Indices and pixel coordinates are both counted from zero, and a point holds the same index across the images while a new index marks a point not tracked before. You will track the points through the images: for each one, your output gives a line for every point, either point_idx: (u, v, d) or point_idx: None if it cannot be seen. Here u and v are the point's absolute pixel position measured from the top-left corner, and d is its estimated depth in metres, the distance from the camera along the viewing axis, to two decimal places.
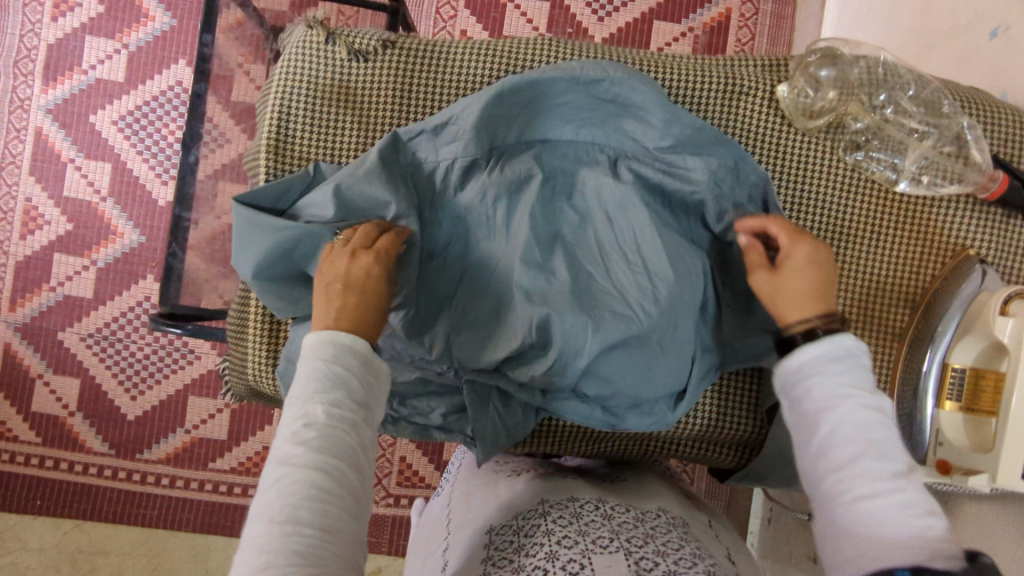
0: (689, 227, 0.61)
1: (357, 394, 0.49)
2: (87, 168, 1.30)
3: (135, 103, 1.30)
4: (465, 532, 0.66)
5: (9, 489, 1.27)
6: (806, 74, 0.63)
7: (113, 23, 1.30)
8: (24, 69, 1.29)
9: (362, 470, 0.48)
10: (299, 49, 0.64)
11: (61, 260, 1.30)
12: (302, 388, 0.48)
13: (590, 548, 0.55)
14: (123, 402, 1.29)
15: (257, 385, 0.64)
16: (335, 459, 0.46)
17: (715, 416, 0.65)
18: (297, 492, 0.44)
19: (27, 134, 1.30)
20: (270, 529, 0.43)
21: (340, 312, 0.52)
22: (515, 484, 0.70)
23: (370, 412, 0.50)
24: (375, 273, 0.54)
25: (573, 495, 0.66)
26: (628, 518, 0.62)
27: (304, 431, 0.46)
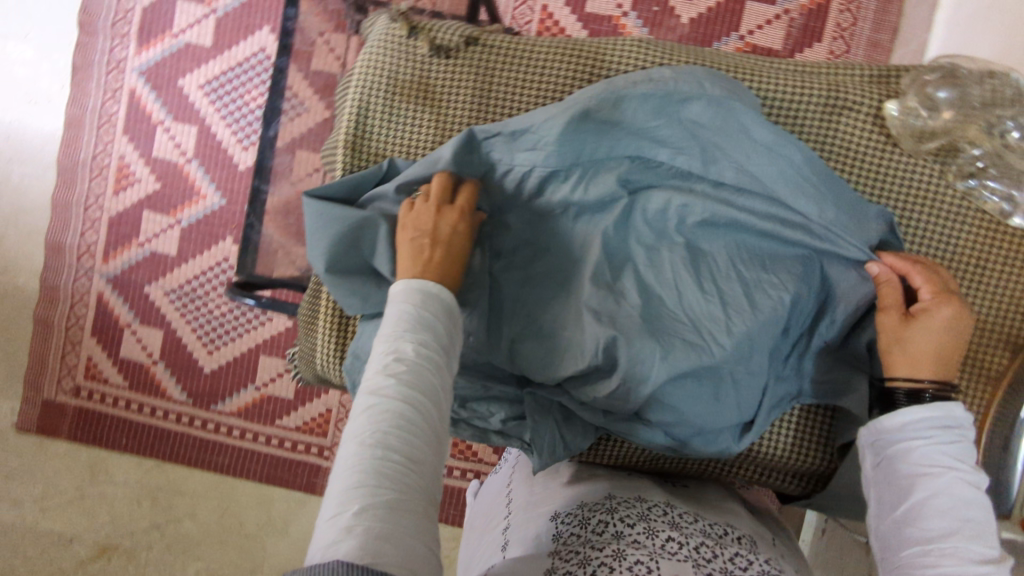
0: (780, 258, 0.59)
1: (446, 335, 0.49)
2: (175, 130, 1.35)
3: (221, 68, 1.33)
4: (527, 516, 0.67)
5: (100, 426, 1.38)
6: (921, 94, 0.58)
7: None
8: (120, 31, 1.34)
9: (446, 410, 0.48)
10: (380, 44, 0.63)
11: (149, 218, 1.37)
12: (394, 323, 0.48)
13: (659, 552, 0.54)
14: (201, 355, 1.37)
15: (324, 373, 0.66)
16: (426, 394, 0.46)
17: (780, 446, 0.64)
18: (388, 422, 0.44)
19: (122, 94, 1.35)
20: (360, 453, 0.43)
21: (426, 266, 0.53)
22: (578, 479, 0.70)
23: (455, 355, 0.50)
24: (461, 230, 0.55)
25: (642, 496, 0.66)
26: (696, 529, 0.60)
27: (394, 365, 0.46)
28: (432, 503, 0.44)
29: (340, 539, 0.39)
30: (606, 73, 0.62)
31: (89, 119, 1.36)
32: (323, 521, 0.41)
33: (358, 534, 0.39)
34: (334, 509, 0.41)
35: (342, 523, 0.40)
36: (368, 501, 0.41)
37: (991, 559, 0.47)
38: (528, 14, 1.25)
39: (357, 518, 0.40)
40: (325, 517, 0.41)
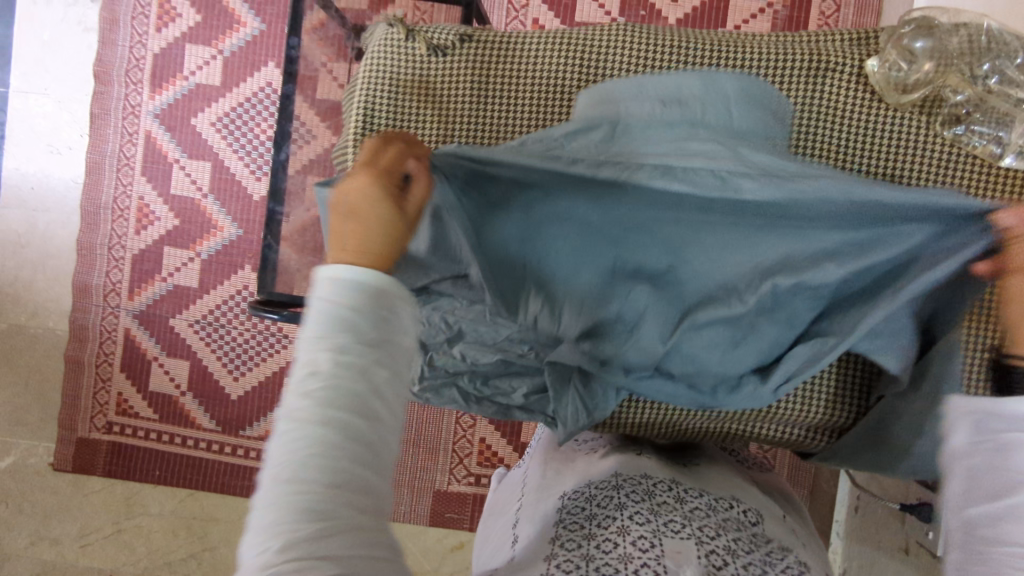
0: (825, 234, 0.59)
1: (383, 322, 0.45)
2: (191, 167, 1.41)
3: (231, 105, 1.39)
4: (539, 495, 0.72)
5: (133, 460, 1.41)
6: (899, 47, 0.61)
7: (209, 31, 1.39)
8: (134, 78, 1.41)
9: (390, 402, 0.45)
10: (382, 48, 0.67)
11: (170, 253, 1.42)
12: (318, 320, 0.44)
13: (662, 530, 0.57)
14: (227, 382, 1.40)
15: None
16: (356, 397, 0.43)
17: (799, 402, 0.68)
18: (305, 447, 0.41)
19: (138, 137, 1.41)
20: (279, 483, 0.41)
21: (349, 240, 0.47)
22: (590, 460, 0.74)
23: (397, 339, 0.46)
24: (370, 190, 0.48)
25: (648, 473, 0.68)
26: (700, 506, 0.63)
27: (310, 381, 0.43)
28: (377, 510, 0.43)
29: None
30: (594, 59, 0.66)
31: (109, 163, 1.42)
32: (249, 554, 0.40)
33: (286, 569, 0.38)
34: (261, 537, 0.40)
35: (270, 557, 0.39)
36: (296, 530, 0.39)
37: None
38: (520, 28, 1.29)
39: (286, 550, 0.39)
40: (251, 547, 0.40)
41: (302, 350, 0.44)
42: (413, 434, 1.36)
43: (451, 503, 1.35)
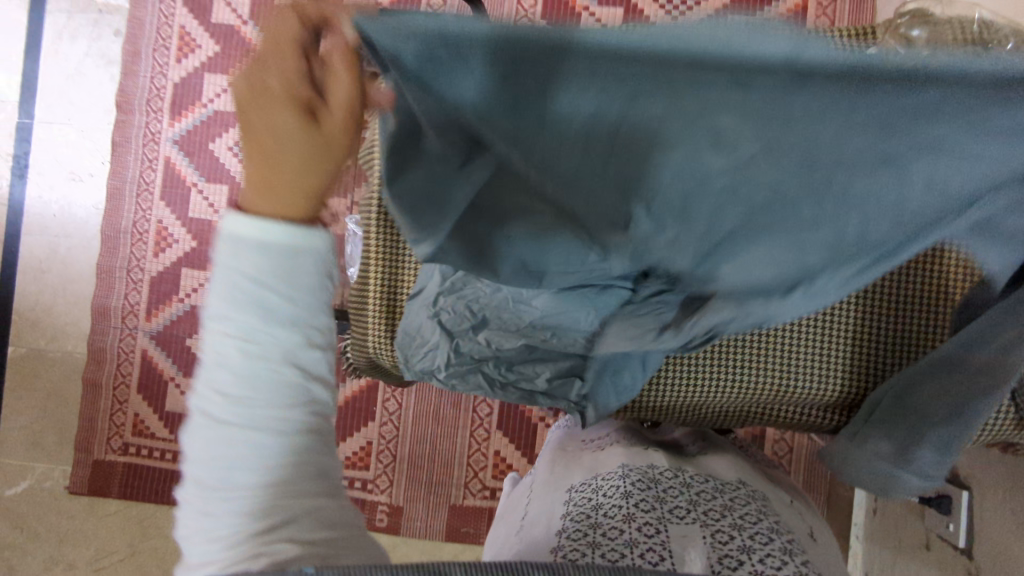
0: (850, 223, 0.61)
1: (307, 295, 0.43)
2: (208, 191, 1.45)
3: None
4: (547, 488, 0.73)
5: (149, 481, 1.41)
6: (897, 37, 0.65)
7: (228, 60, 1.44)
8: (155, 106, 1.46)
9: (321, 370, 0.45)
10: None
11: (187, 274, 1.44)
12: (227, 300, 0.41)
13: (667, 517, 0.59)
14: None
15: (377, 358, 0.73)
16: (283, 381, 0.43)
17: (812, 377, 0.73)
18: (225, 448, 0.42)
19: (158, 162, 1.46)
20: (204, 480, 0.42)
21: (262, 168, 0.41)
22: (598, 453, 0.76)
23: (322, 304, 0.44)
24: (284, 104, 0.40)
25: (654, 463, 0.71)
26: (707, 489, 0.65)
27: (220, 378, 0.42)
28: (321, 475, 0.46)
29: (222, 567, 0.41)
30: None
31: (129, 188, 1.46)
32: (185, 538, 0.43)
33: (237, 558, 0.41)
34: (203, 527, 0.42)
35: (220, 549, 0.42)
36: (239, 519, 0.42)
37: None
38: None
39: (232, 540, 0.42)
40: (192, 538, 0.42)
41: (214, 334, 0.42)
42: (427, 448, 1.37)
43: (467, 517, 1.35)
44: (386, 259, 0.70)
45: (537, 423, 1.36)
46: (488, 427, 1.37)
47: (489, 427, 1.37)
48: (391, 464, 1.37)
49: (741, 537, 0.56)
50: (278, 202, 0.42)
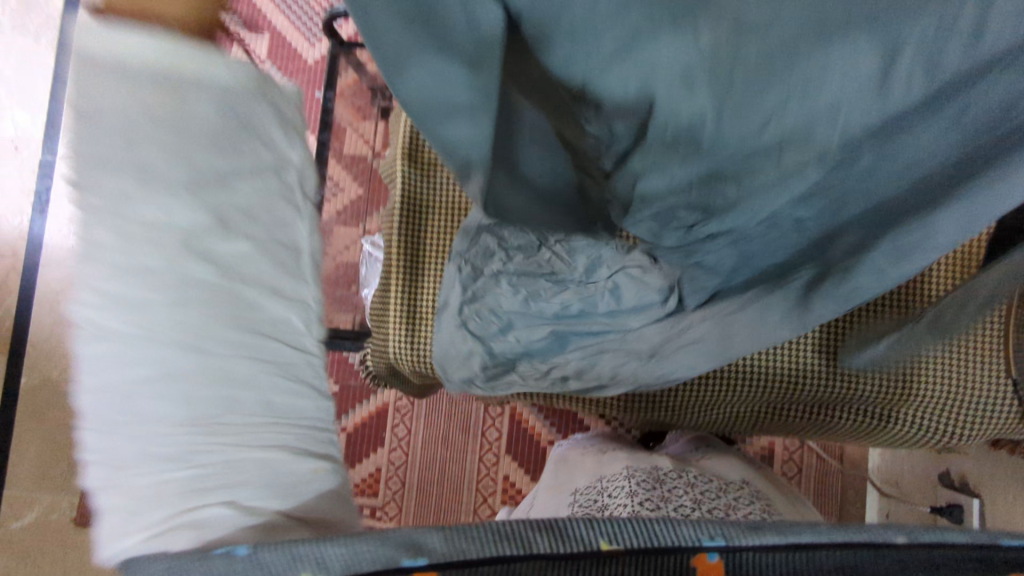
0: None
1: (229, 163, 0.35)
2: None
3: None
4: (554, 493, 0.76)
5: None
6: None
7: None
8: None
9: (259, 267, 0.37)
10: None
11: None
12: (96, 161, 0.32)
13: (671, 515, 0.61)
14: None
15: (397, 364, 0.75)
16: (207, 281, 0.35)
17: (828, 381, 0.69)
18: (121, 352, 0.34)
19: None
20: (96, 397, 0.34)
21: None
22: (602, 458, 0.78)
23: (261, 182, 0.37)
24: None
25: (657, 464, 0.73)
26: (710, 488, 0.68)
27: (97, 261, 0.33)
28: (275, 405, 0.39)
29: (158, 520, 0.37)
30: None
31: None
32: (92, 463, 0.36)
33: (178, 509, 0.37)
34: (116, 474, 0.36)
35: (147, 502, 0.36)
36: (169, 458, 0.36)
37: None
38: None
39: (165, 486, 0.37)
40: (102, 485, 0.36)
41: (86, 213, 0.33)
42: (436, 474, 1.36)
43: None
44: (407, 264, 0.75)
45: (546, 448, 1.37)
46: (497, 451, 1.38)
47: (497, 451, 1.38)
48: (400, 491, 1.36)
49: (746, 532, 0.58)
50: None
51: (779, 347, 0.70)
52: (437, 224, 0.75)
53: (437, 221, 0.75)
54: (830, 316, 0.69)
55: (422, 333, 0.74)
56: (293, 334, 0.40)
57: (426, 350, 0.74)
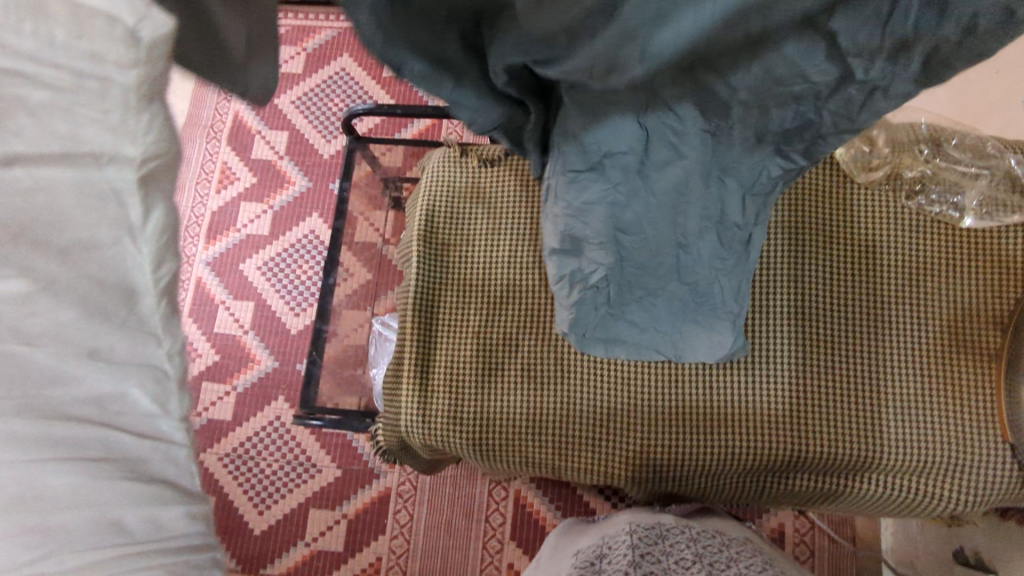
0: (837, 287, 0.73)
1: (13, 202, 0.28)
2: (235, 307, 1.52)
3: (277, 250, 1.55)
4: (560, 555, 0.77)
5: None
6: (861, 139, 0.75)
7: (263, 190, 1.59)
8: (191, 232, 1.58)
9: (64, 340, 0.31)
10: (441, 166, 0.84)
11: (206, 388, 1.48)
12: None
13: (670, 562, 0.63)
14: (251, 517, 1.38)
15: (407, 438, 0.76)
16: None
17: (824, 444, 0.69)
18: None
19: (189, 282, 1.55)
20: None
21: None
22: (608, 522, 0.81)
23: (40, 212, 0.29)
24: None
25: (659, 521, 0.75)
26: (712, 542, 0.69)
27: None
28: (123, 523, 0.36)
29: None
30: None
31: None
32: None
33: None
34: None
35: None
36: None
37: None
38: None
39: None
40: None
41: None
42: (439, 562, 1.32)
43: None
44: (419, 339, 0.76)
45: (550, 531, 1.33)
46: (502, 538, 1.34)
47: (502, 538, 1.34)
48: None
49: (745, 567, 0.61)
50: None
51: (774, 410, 0.71)
52: (449, 300, 0.78)
53: (449, 297, 0.78)
54: (823, 379, 0.71)
55: (434, 406, 0.74)
56: (137, 417, 0.35)
57: (436, 424, 0.74)
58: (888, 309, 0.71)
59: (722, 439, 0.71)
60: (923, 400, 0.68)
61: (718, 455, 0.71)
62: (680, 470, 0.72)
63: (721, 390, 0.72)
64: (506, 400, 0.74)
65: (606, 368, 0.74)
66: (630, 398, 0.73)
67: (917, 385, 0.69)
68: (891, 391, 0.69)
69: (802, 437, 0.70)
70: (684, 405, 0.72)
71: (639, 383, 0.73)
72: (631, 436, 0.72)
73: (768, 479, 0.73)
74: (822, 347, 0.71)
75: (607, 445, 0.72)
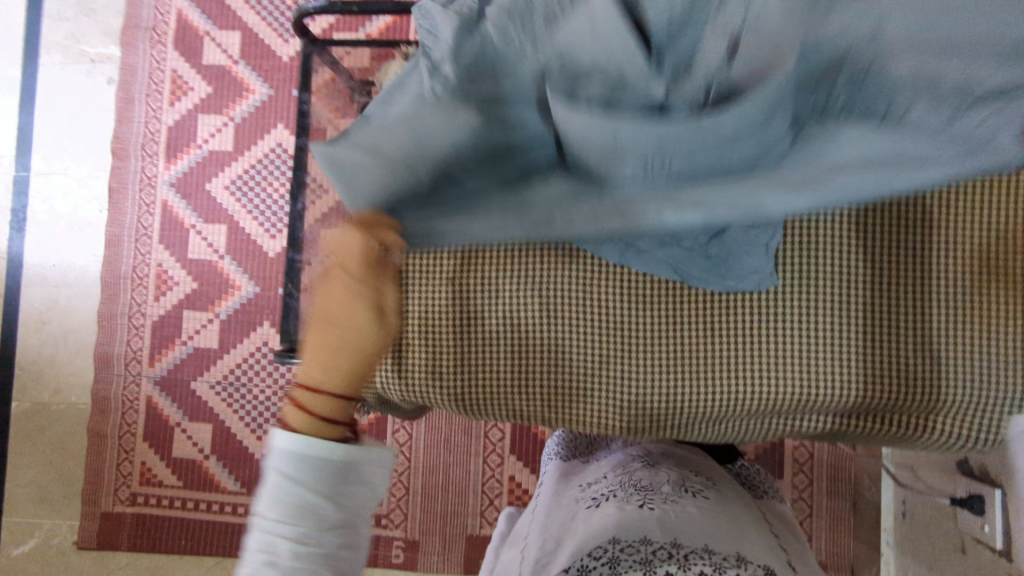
0: (863, 227, 0.65)
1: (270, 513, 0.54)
2: (207, 231, 1.44)
3: (243, 168, 1.44)
4: (541, 522, 0.73)
5: (159, 530, 1.41)
6: None
7: (220, 100, 1.45)
8: (150, 150, 1.46)
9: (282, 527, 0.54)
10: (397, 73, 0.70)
11: (188, 316, 1.43)
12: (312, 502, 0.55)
13: (639, 543, 0.56)
14: (251, 442, 1.41)
15: (384, 393, 0.72)
16: (310, 526, 0.55)
17: (828, 385, 0.65)
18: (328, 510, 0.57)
19: (155, 207, 1.45)
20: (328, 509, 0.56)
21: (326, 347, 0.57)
22: (595, 481, 0.75)
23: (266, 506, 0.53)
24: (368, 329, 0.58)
25: (654, 482, 0.69)
26: (697, 504, 0.64)
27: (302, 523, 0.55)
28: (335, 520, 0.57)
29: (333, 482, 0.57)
30: None
31: (127, 234, 1.45)
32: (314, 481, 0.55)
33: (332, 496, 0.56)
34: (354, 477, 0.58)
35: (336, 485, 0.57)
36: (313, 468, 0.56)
37: None
38: None
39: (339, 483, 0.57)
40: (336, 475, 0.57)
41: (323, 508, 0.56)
42: (440, 480, 1.34)
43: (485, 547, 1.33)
44: None
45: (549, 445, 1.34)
46: (501, 452, 1.35)
47: (502, 452, 1.35)
48: (404, 496, 1.34)
49: (744, 562, 0.54)
50: (330, 377, 0.57)
51: (777, 350, 0.66)
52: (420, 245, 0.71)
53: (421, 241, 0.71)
54: (832, 315, 0.65)
55: (410, 360, 0.70)
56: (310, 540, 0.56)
57: (415, 378, 0.70)
58: (909, 237, 0.65)
59: (721, 386, 0.66)
60: (949, 338, 0.63)
61: (714, 403, 0.67)
62: (675, 419, 0.69)
63: (717, 332, 0.67)
64: (488, 352, 0.70)
65: (597, 312, 0.68)
66: (622, 344, 0.68)
67: (935, 316, 0.64)
68: (906, 325, 0.64)
69: (809, 378, 0.65)
70: (680, 349, 0.67)
71: (632, 325, 0.68)
72: (620, 381, 0.68)
73: (767, 419, 0.70)
74: (834, 279, 0.65)
75: (598, 392, 0.69)
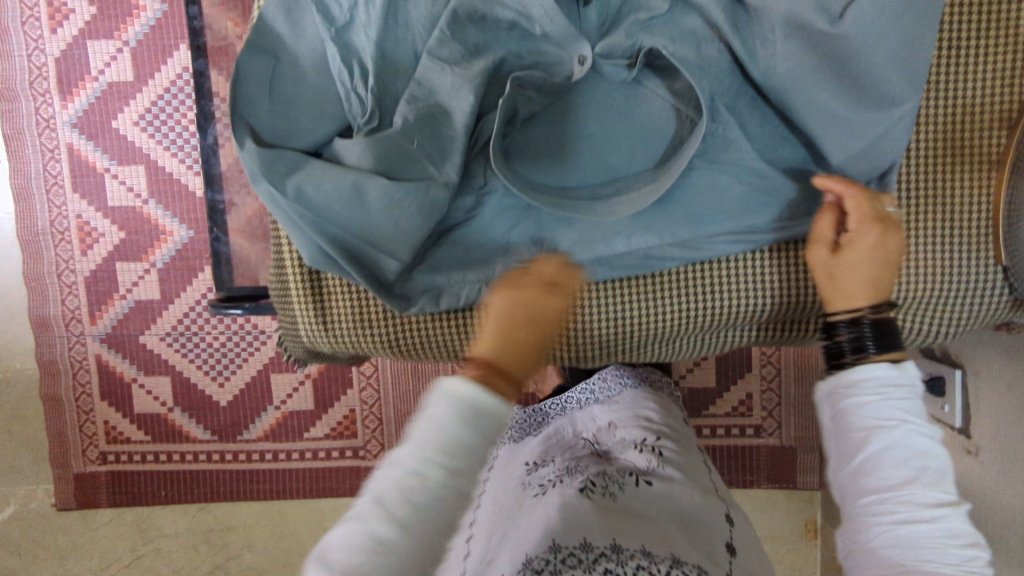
0: (775, 198, 0.69)
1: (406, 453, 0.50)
2: (123, 174, 1.31)
3: (151, 99, 1.29)
4: (487, 511, 0.72)
5: (137, 485, 1.39)
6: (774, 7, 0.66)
7: (109, 22, 1.27)
8: (40, 88, 1.29)
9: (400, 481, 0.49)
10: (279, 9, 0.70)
11: (123, 268, 1.34)
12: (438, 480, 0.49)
13: (576, 547, 0.55)
14: (213, 390, 1.37)
15: (313, 344, 0.74)
16: (442, 507, 0.49)
17: (739, 305, 0.71)
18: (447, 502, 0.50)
19: (60, 152, 1.31)
20: (449, 499, 0.50)
21: (510, 345, 0.53)
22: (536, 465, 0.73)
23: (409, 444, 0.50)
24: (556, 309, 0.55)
25: (602, 470, 0.68)
26: (642, 496, 0.63)
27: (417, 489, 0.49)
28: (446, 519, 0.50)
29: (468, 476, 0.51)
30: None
31: (36, 185, 1.32)
32: (451, 465, 0.50)
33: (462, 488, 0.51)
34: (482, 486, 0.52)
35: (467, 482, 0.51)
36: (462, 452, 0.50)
37: (933, 437, 0.55)
38: None
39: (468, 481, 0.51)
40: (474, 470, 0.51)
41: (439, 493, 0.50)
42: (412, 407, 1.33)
43: None
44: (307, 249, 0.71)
45: None
46: None
47: None
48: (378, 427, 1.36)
49: (682, 562, 0.54)
50: (518, 365, 0.53)
51: (697, 281, 0.71)
52: None
53: None
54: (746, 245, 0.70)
55: (333, 311, 0.72)
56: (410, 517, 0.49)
57: (340, 328, 0.71)
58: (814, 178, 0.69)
59: (650, 321, 0.72)
60: None
61: (641, 334, 0.73)
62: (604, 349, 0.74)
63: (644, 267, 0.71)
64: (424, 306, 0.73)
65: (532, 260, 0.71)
66: None
67: None
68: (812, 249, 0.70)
69: (728, 303, 0.71)
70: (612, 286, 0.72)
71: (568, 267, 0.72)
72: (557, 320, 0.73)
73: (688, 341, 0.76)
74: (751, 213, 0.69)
75: None
